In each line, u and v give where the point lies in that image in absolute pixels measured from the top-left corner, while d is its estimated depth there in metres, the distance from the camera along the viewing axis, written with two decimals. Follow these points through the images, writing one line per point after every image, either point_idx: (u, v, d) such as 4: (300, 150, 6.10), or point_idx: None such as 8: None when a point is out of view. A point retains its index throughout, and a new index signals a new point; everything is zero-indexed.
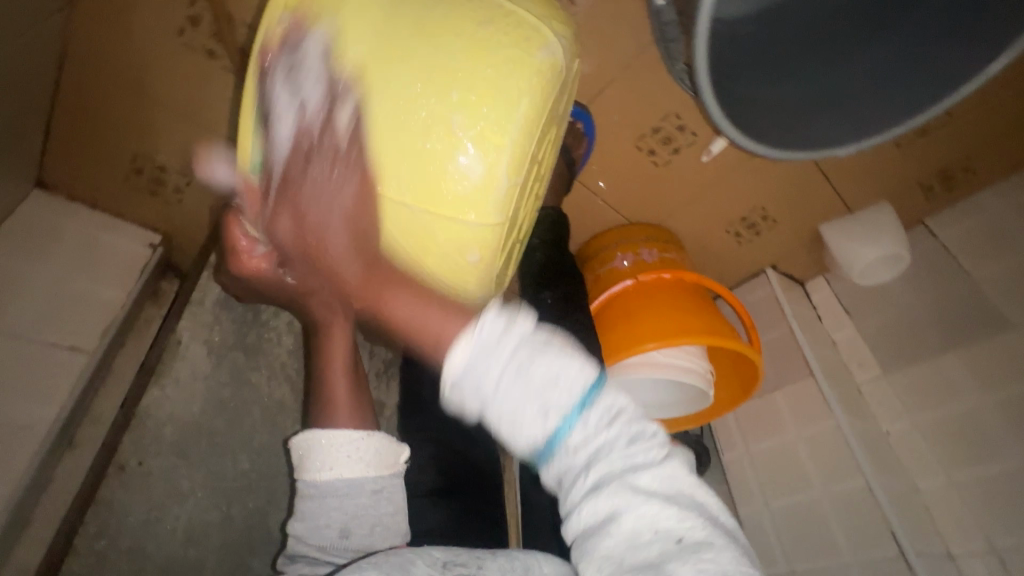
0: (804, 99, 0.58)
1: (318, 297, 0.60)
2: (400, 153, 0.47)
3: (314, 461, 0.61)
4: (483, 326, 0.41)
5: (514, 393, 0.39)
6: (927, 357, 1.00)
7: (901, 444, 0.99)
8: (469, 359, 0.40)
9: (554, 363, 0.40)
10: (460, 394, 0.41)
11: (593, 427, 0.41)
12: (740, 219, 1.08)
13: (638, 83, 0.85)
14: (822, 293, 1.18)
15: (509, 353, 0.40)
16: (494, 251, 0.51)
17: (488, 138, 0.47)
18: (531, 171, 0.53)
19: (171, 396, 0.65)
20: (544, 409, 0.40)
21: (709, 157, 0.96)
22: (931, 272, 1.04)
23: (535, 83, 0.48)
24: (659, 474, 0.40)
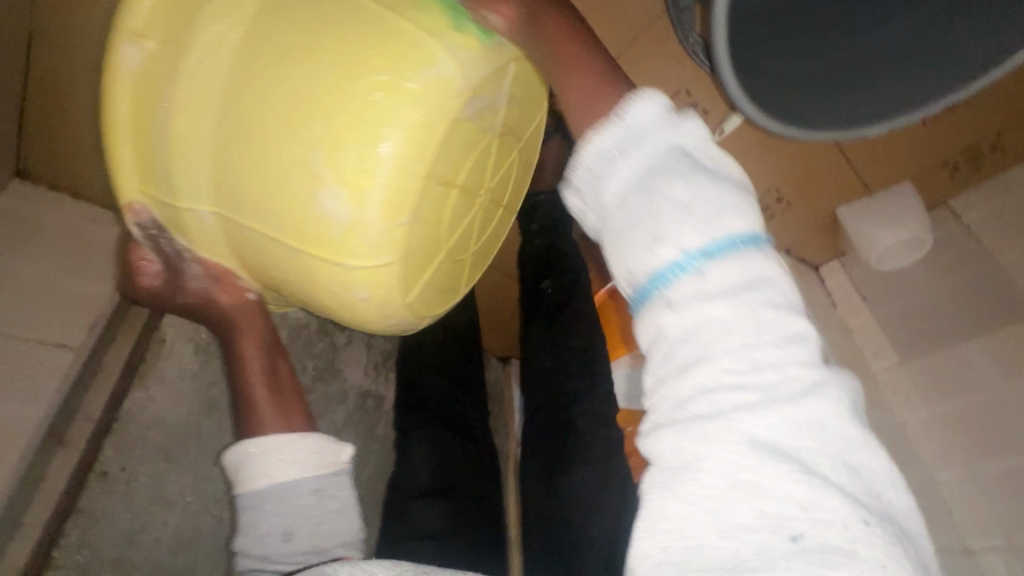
0: (829, 72, 0.52)
1: (219, 306, 0.63)
2: (269, 193, 0.46)
3: (248, 467, 0.58)
4: (635, 120, 0.44)
5: (636, 208, 0.43)
6: (946, 346, 0.95)
7: (917, 433, 0.96)
8: (605, 156, 0.44)
9: (690, 194, 0.42)
10: (586, 182, 0.45)
11: (731, 293, 0.41)
12: (753, 202, 1.03)
13: (645, 58, 0.79)
14: (837, 278, 1.15)
15: (642, 164, 0.44)
16: (385, 289, 0.50)
17: (351, 180, 0.44)
18: (432, 200, 0.48)
19: (155, 398, 0.64)
20: (655, 239, 0.42)
21: (722, 137, 0.88)
22: (955, 256, 0.99)
23: (411, 111, 0.43)
24: (799, 422, 0.39)
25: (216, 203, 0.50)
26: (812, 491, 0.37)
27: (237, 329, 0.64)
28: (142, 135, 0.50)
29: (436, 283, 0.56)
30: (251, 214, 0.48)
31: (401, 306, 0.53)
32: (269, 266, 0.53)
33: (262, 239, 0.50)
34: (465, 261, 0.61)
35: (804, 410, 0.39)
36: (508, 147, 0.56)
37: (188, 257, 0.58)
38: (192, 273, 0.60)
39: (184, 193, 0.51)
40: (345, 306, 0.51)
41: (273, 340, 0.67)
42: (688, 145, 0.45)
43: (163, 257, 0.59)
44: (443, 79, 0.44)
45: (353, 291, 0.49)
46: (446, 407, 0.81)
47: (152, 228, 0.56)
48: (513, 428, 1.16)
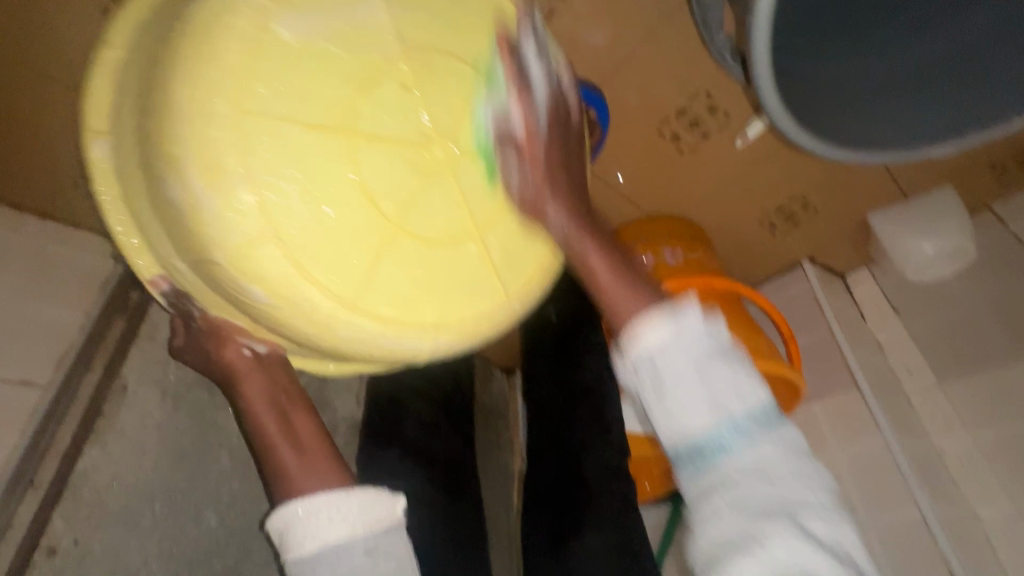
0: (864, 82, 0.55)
1: (235, 364, 0.54)
2: (165, 213, 0.44)
3: (292, 534, 0.48)
4: (683, 321, 0.49)
5: (691, 387, 0.47)
6: (991, 364, 0.86)
7: (958, 463, 0.87)
8: (658, 342, 0.49)
9: (733, 380, 0.48)
10: (644, 368, 0.49)
11: (766, 442, 0.47)
12: (775, 210, 0.95)
13: (663, 54, 0.71)
14: (865, 288, 1.05)
15: (696, 350, 0.48)
16: (280, 276, 0.42)
17: (202, 172, 0.40)
18: (278, 145, 0.40)
19: (114, 454, 0.56)
20: (713, 412, 0.47)
21: (743, 143, 0.82)
22: (998, 265, 0.90)
23: (188, 58, 0.40)
24: (826, 522, 0.46)
25: (175, 250, 0.46)
26: (833, 563, 0.44)
27: (256, 387, 0.54)
28: (134, 209, 0.49)
29: (388, 273, 0.45)
30: (179, 249, 0.46)
31: (326, 297, 0.43)
32: (220, 293, 0.47)
33: (207, 276, 0.45)
34: (462, 254, 0.49)
35: (828, 515, 0.46)
36: (432, 77, 0.45)
37: (201, 319, 0.52)
38: (199, 332, 0.53)
39: (163, 251, 0.48)
40: (270, 316, 0.44)
41: (303, 397, 0.56)
42: (722, 334, 0.51)
43: (179, 311, 0.52)
44: (237, 19, 0.40)
45: (244, 288, 0.42)
46: (446, 449, 0.69)
47: (172, 298, 0.51)
48: (518, 446, 1.08)
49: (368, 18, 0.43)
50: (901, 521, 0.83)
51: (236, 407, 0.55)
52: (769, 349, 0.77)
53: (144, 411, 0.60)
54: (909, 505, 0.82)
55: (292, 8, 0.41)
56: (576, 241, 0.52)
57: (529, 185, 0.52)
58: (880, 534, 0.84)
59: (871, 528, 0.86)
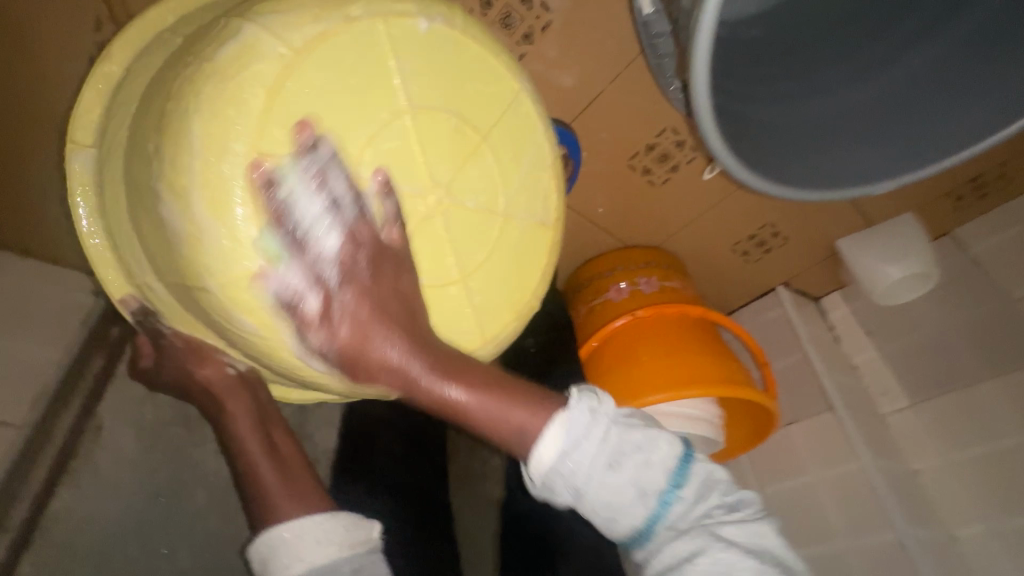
0: (802, 125, 0.57)
1: (212, 384, 0.54)
2: (147, 234, 0.45)
3: (277, 555, 0.48)
4: (571, 415, 0.45)
5: (611, 481, 0.44)
6: (960, 385, 0.89)
7: (933, 484, 0.89)
8: (562, 450, 0.44)
9: (642, 447, 0.45)
10: (561, 485, 0.44)
11: (690, 492, 0.46)
12: (748, 237, 0.98)
13: (631, 93, 0.74)
14: (839, 311, 1.08)
15: (601, 442, 0.44)
16: (271, 309, 0.43)
17: (211, 204, 0.40)
18: (292, 196, 0.41)
19: (88, 495, 0.56)
20: (640, 491, 0.44)
21: (711, 174, 0.85)
22: (962, 288, 0.94)
23: (209, 95, 0.39)
24: (751, 531, 0.46)
25: (152, 267, 0.48)
26: (764, 567, 0.44)
27: (231, 405, 0.54)
28: (111, 229, 0.50)
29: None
30: (161, 271, 0.47)
31: (313, 333, 0.45)
32: (196, 311, 0.48)
33: (179, 292, 0.47)
34: (444, 296, 0.51)
35: (743, 522, 0.46)
36: (436, 134, 0.47)
37: (169, 336, 0.53)
38: (173, 349, 0.54)
39: (136, 268, 0.50)
40: (253, 344, 0.45)
41: (276, 417, 0.57)
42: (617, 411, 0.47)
43: (154, 331, 0.53)
44: (261, 64, 0.40)
45: (234, 318, 0.43)
46: (418, 482, 0.69)
47: (140, 315, 0.53)
48: None
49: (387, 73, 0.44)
50: (879, 544, 0.84)
51: (217, 425, 0.55)
52: (741, 375, 0.78)
53: (119, 452, 0.59)
54: (886, 529, 0.83)
55: (318, 57, 0.41)
56: (517, 424, 0.45)
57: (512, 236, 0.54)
58: (859, 557, 0.85)
59: (851, 551, 0.86)
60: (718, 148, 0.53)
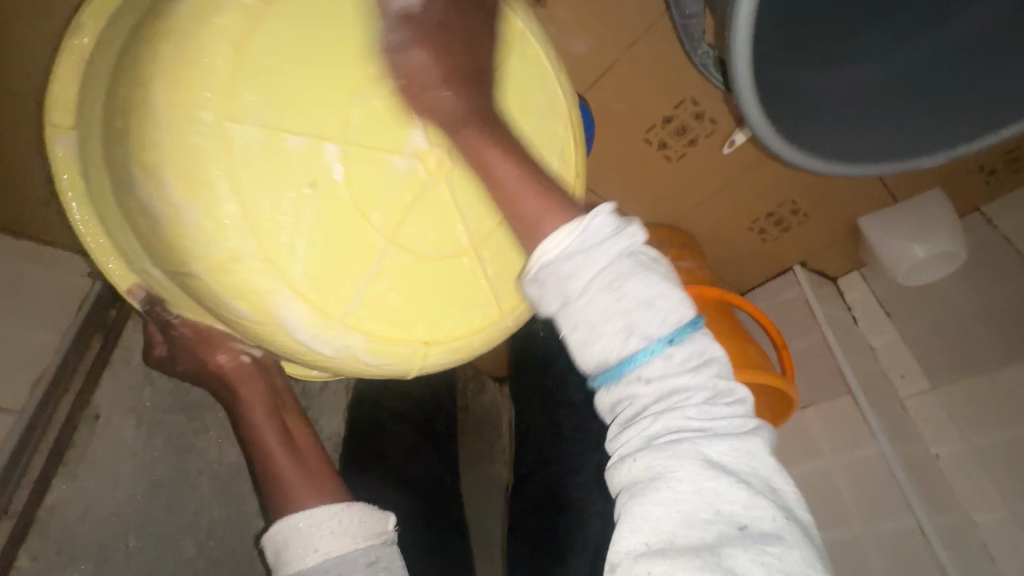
0: (835, 96, 0.54)
1: (227, 374, 0.52)
2: (134, 215, 0.42)
3: (292, 546, 0.46)
4: (590, 224, 0.39)
5: (604, 306, 0.38)
6: (985, 368, 0.86)
7: (953, 469, 0.87)
8: (566, 254, 0.39)
9: (648, 290, 0.39)
10: (552, 284, 0.39)
11: (683, 362, 0.39)
12: (766, 215, 0.94)
13: (650, 62, 0.69)
14: (858, 291, 1.05)
15: (608, 265, 0.38)
16: (263, 290, 0.40)
17: (189, 178, 0.37)
18: (261, 157, 0.37)
19: (86, 487, 0.54)
20: (627, 332, 0.38)
21: (731, 150, 0.81)
22: (989, 267, 0.90)
23: (167, 59, 0.36)
24: (736, 446, 0.38)
25: (145, 250, 0.44)
26: (753, 495, 0.36)
27: (247, 396, 0.53)
28: (102, 212, 0.46)
29: (374, 288, 0.44)
30: (153, 254, 0.43)
31: (307, 313, 0.41)
32: (195, 298, 0.45)
33: (180, 280, 0.43)
34: (452, 269, 0.47)
35: (742, 440, 0.39)
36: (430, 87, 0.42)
37: (176, 325, 0.50)
38: (184, 340, 0.51)
39: (131, 251, 0.46)
40: (255, 331, 0.43)
41: (292, 406, 0.55)
42: (642, 245, 0.41)
43: (158, 322, 0.51)
44: (221, 17, 0.36)
45: (228, 302, 0.40)
46: (426, 474, 0.67)
47: (146, 305, 0.50)
48: (508, 457, 1.07)
49: (361, 20, 0.40)
50: (896, 529, 0.82)
51: (232, 416, 0.54)
52: (760, 359, 0.75)
53: (118, 441, 0.57)
54: (905, 514, 0.81)
55: (287, 13, 0.37)
56: (530, 218, 0.42)
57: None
58: (875, 542, 0.84)
59: (867, 535, 0.85)
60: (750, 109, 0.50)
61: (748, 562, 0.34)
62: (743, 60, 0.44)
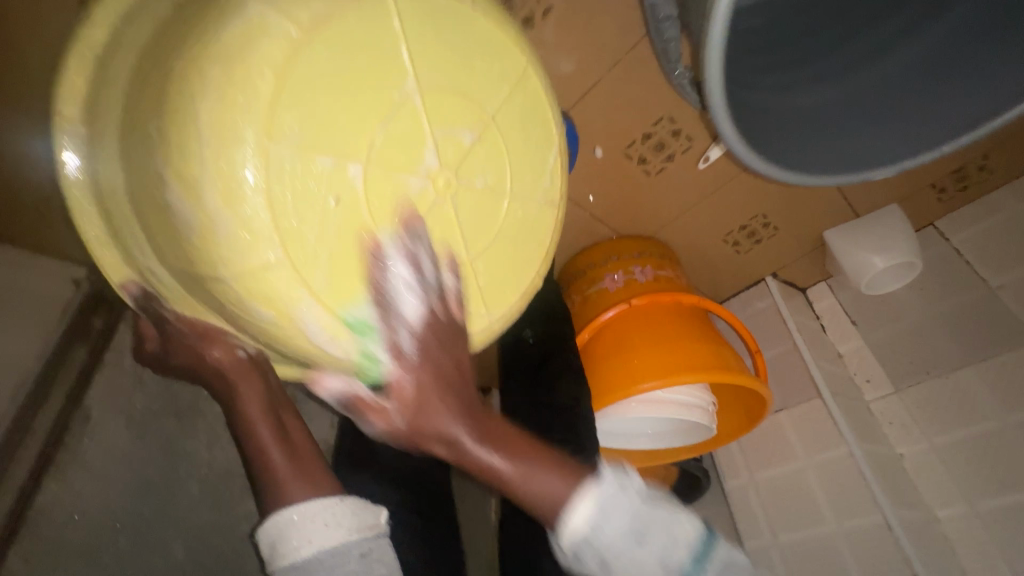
0: (809, 117, 0.58)
1: (225, 372, 0.52)
2: (145, 215, 0.43)
3: (286, 538, 0.47)
4: (601, 488, 0.47)
5: (636, 561, 0.46)
6: (942, 372, 0.91)
7: (916, 468, 0.92)
8: (592, 522, 0.46)
9: (666, 527, 0.47)
10: (586, 558, 0.47)
11: (707, 566, 0.48)
12: (739, 228, 1.00)
13: (632, 81, 0.73)
14: (825, 301, 1.11)
15: (627, 517, 0.46)
16: (286, 297, 0.41)
17: (223, 189, 0.37)
18: (298, 178, 0.39)
19: (77, 487, 0.54)
20: (665, 563, 0.46)
21: (705, 164, 0.86)
22: (943, 278, 0.97)
23: (214, 78, 0.37)
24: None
25: (154, 252, 0.46)
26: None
27: (241, 394, 0.52)
28: (113, 212, 0.47)
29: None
30: (163, 258, 0.45)
31: (325, 320, 0.43)
32: (204, 300, 0.46)
33: (184, 281, 0.45)
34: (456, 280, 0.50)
35: (746, 573, 0.48)
36: (443, 108, 0.46)
37: (174, 322, 0.51)
38: (180, 336, 0.52)
39: (138, 254, 0.48)
40: (270, 334, 0.43)
41: (286, 406, 0.54)
42: (642, 483, 0.49)
43: (162, 319, 0.51)
44: (268, 42, 0.37)
45: (251, 307, 0.41)
46: (420, 470, 0.69)
47: (141, 300, 0.51)
48: None
49: (395, 50, 0.42)
50: (866, 525, 0.86)
51: (227, 409, 0.53)
52: (735, 361, 0.79)
53: (110, 443, 0.57)
54: (873, 511, 0.85)
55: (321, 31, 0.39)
56: (545, 501, 0.48)
57: (513, 219, 0.53)
58: (847, 539, 0.87)
59: (840, 533, 0.88)
60: (729, 135, 0.54)
61: None
62: (718, 88, 0.49)
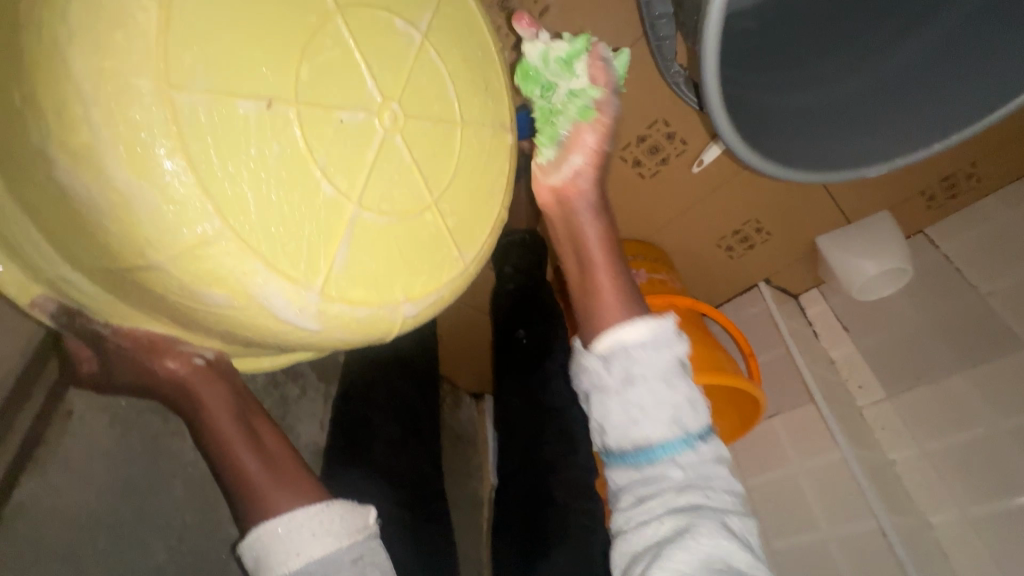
0: (801, 110, 0.58)
1: (180, 385, 0.48)
2: (44, 211, 0.37)
3: (273, 552, 0.46)
4: (659, 330, 0.51)
5: (659, 394, 0.50)
6: (934, 377, 0.92)
7: (910, 474, 0.91)
8: (636, 349, 0.51)
9: (688, 390, 0.51)
10: (618, 362, 0.51)
11: (705, 450, 0.51)
12: (732, 233, 1.00)
13: (625, 83, 0.74)
14: (817, 307, 1.11)
15: (665, 378, 0.50)
16: (238, 272, 0.36)
17: (132, 162, 0.32)
18: (217, 128, 0.34)
19: (56, 485, 0.52)
20: (673, 420, 0.50)
21: (700, 167, 0.86)
22: (933, 284, 0.98)
23: (98, 41, 0.32)
24: (741, 525, 0.50)
25: (61, 253, 0.40)
26: (756, 560, 0.48)
27: (204, 405, 0.49)
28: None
29: (353, 255, 0.41)
30: (78, 261, 0.39)
31: (289, 293, 0.38)
32: (137, 300, 0.41)
33: (117, 285, 0.39)
34: (421, 226, 0.45)
35: (744, 521, 0.50)
36: (366, 36, 0.40)
37: (109, 336, 0.45)
38: (120, 351, 0.46)
39: (41, 261, 0.41)
40: (230, 320, 0.39)
41: (251, 408, 0.52)
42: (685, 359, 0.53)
43: (88, 335, 0.46)
44: None
45: (199, 293, 0.37)
46: (413, 468, 0.69)
47: (62, 316, 0.45)
48: (486, 469, 1.08)
49: None
50: (860, 531, 0.85)
51: (191, 420, 0.51)
52: (728, 364, 0.79)
53: (91, 440, 0.55)
54: (867, 516, 0.85)
55: None
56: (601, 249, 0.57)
57: (470, 147, 0.48)
58: (840, 545, 0.86)
59: (834, 539, 0.88)
60: (726, 131, 0.52)
61: None
62: (716, 96, 0.49)
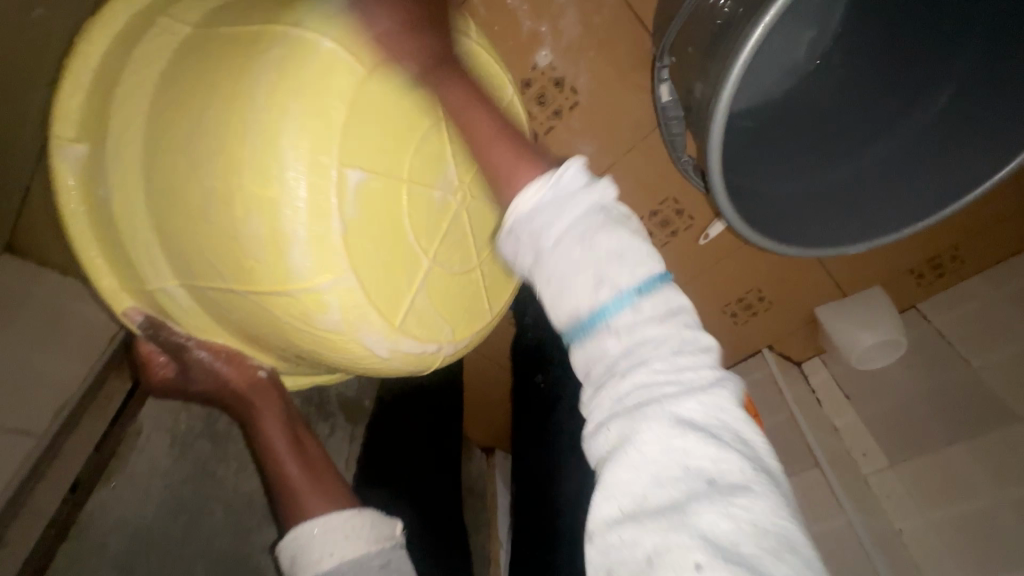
0: (808, 199, 0.67)
1: (244, 398, 0.56)
2: (173, 234, 0.45)
3: (310, 550, 0.52)
4: (562, 175, 0.40)
5: (575, 255, 0.39)
6: (935, 448, 0.94)
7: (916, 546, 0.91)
8: (539, 206, 0.40)
9: (620, 241, 0.39)
10: (523, 240, 0.41)
11: (655, 313, 0.39)
12: (737, 300, 1.08)
13: (641, 164, 0.85)
14: (819, 376, 1.18)
15: (582, 210, 0.40)
16: (353, 320, 0.44)
17: (262, 201, 0.40)
18: (362, 204, 0.42)
19: (124, 498, 0.57)
20: (601, 282, 0.38)
21: (706, 241, 0.96)
22: (926, 357, 1.04)
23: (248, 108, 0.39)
24: (705, 402, 0.37)
25: (174, 272, 0.48)
26: (721, 449, 0.35)
27: (268, 424, 0.57)
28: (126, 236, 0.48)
29: (424, 294, 0.48)
30: (184, 275, 0.47)
31: (384, 338, 0.46)
32: (244, 323, 0.48)
33: (227, 305, 0.47)
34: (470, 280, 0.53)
35: (710, 395, 0.37)
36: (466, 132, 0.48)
37: (191, 348, 0.53)
38: (202, 364, 0.54)
39: (152, 276, 0.49)
40: (324, 346, 0.46)
41: (300, 417, 0.60)
42: (614, 202, 0.42)
43: (174, 351, 0.54)
44: (315, 58, 0.39)
45: (316, 322, 0.44)
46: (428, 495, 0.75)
47: (149, 330, 0.54)
48: (496, 528, 1.09)
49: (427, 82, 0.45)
50: None
51: (252, 433, 0.58)
52: None
53: (153, 459, 0.61)
54: None
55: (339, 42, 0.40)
56: (503, 166, 0.43)
57: None
58: None
59: None
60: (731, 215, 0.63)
61: (714, 516, 0.33)
62: (718, 181, 0.59)
